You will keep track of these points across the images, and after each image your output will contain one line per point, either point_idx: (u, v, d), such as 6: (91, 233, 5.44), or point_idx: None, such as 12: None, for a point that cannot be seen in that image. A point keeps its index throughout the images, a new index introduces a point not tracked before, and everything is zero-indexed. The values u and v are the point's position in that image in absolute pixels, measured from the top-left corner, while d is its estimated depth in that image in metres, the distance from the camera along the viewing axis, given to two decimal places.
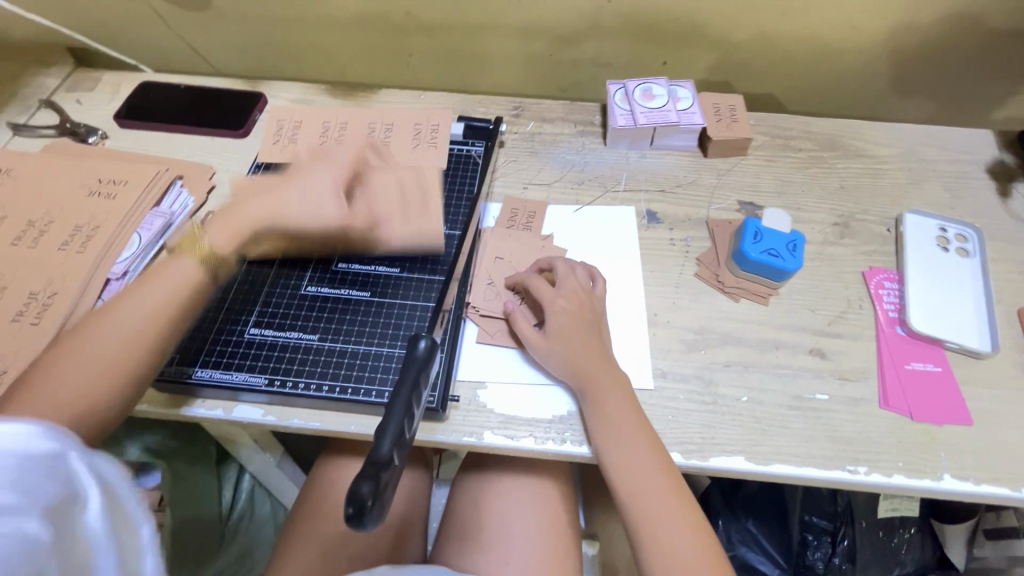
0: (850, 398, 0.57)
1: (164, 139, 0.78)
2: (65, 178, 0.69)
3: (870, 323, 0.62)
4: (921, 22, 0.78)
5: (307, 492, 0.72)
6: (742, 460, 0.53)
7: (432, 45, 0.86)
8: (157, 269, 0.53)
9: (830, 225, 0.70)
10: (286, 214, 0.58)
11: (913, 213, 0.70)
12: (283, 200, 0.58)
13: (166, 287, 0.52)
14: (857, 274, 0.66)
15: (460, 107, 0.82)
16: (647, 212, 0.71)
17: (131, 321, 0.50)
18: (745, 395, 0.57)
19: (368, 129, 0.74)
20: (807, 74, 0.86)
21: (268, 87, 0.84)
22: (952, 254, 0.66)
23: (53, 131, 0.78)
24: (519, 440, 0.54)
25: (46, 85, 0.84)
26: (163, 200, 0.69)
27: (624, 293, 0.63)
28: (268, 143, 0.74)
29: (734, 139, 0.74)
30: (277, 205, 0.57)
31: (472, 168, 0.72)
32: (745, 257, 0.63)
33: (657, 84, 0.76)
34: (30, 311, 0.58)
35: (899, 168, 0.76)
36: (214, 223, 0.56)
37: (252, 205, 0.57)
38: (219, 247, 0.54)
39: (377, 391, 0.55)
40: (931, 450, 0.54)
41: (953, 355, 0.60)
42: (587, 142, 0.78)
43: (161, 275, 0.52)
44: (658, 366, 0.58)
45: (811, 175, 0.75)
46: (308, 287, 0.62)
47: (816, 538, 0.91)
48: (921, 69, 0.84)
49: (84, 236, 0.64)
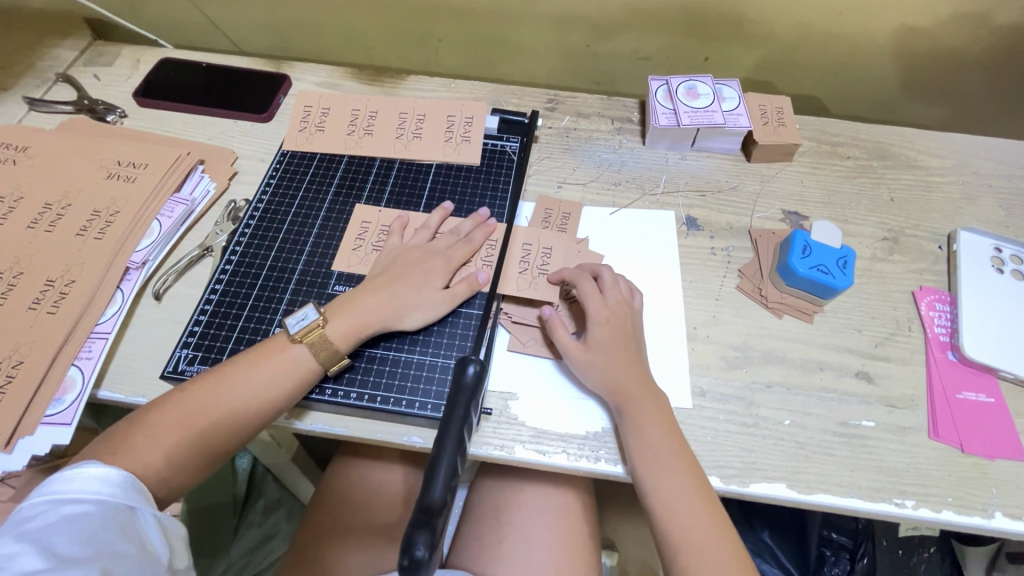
0: (897, 426, 0.54)
1: (184, 120, 0.75)
2: (83, 159, 0.66)
3: (920, 347, 0.59)
4: (986, 28, 0.73)
5: (325, 490, 0.70)
6: (784, 487, 0.51)
7: (464, 31, 0.82)
8: (268, 344, 0.53)
9: (879, 239, 0.67)
10: (407, 318, 0.55)
11: (967, 231, 0.66)
12: (401, 300, 0.55)
13: (270, 369, 0.51)
14: (907, 293, 0.63)
15: (492, 98, 0.78)
16: (687, 218, 0.68)
17: (235, 395, 0.50)
18: (787, 418, 0.54)
19: (398, 119, 0.71)
20: (857, 77, 0.82)
21: (292, 69, 0.80)
22: (1008, 277, 0.62)
23: (70, 107, 0.75)
24: (552, 457, 0.52)
25: (63, 58, 0.80)
26: (184, 186, 0.67)
27: (663, 304, 0.61)
28: (295, 129, 0.71)
29: (782, 144, 0.70)
30: (396, 308, 0.55)
31: (507, 165, 0.69)
32: (792, 272, 0.60)
33: (701, 82, 0.72)
34: (48, 299, 0.56)
35: (952, 182, 0.72)
36: (333, 313, 0.54)
37: (368, 305, 0.54)
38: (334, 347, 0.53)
39: (406, 400, 0.53)
40: (981, 485, 0.51)
41: (1007, 386, 0.57)
42: (625, 141, 0.74)
43: (275, 358, 0.51)
44: (697, 383, 0.56)
45: (860, 185, 0.71)
46: (336, 286, 0.60)
47: (834, 555, 0.87)
48: (979, 76, 0.80)
49: (103, 221, 0.61)
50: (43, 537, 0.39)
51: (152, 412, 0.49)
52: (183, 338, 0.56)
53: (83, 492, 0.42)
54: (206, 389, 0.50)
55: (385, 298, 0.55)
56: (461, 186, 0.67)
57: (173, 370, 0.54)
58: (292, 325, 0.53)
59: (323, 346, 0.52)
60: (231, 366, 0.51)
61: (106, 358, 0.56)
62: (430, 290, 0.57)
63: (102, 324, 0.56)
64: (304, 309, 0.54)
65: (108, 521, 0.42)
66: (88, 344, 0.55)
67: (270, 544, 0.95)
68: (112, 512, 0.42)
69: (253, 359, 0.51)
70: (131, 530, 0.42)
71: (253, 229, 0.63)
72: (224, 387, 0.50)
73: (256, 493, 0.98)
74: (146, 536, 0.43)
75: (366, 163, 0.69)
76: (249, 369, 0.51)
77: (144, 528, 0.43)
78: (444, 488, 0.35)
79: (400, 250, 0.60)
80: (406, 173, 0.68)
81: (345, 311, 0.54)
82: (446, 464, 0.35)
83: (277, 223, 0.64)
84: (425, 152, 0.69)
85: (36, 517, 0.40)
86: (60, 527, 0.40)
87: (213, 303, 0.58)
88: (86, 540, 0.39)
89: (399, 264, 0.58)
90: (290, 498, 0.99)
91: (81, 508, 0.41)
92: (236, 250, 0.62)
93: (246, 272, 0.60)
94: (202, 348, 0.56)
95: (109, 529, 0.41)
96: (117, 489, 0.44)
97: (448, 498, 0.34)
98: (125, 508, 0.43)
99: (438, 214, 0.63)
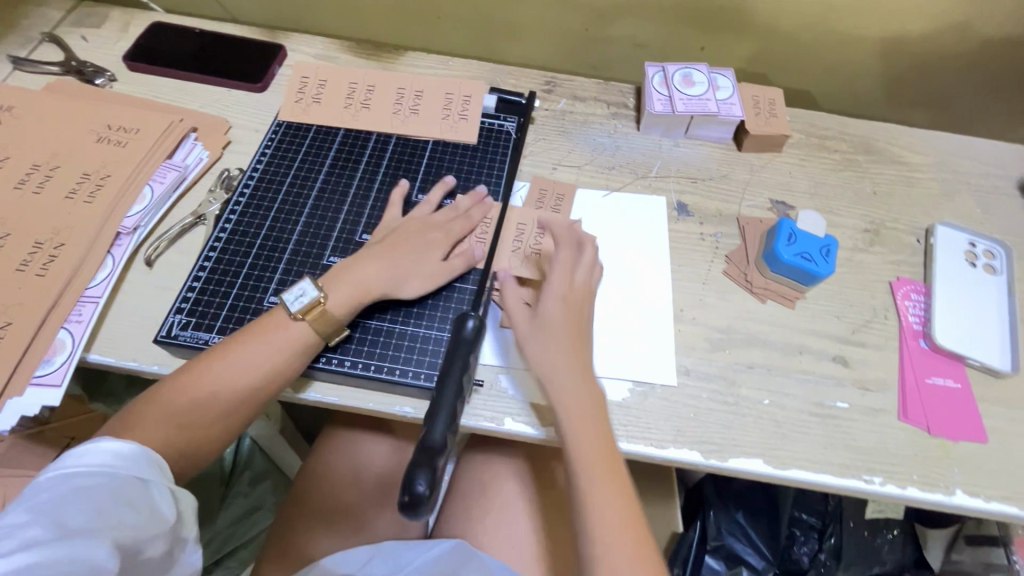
0: (870, 408, 0.57)
1: (176, 86, 0.74)
2: (71, 121, 0.65)
3: (895, 335, 0.61)
4: (968, 33, 0.76)
5: (313, 462, 0.71)
6: (761, 462, 0.53)
7: (463, 9, 0.82)
8: (267, 318, 0.53)
9: (860, 231, 0.69)
10: (411, 295, 0.56)
11: (944, 225, 0.68)
12: (401, 274, 0.56)
13: (281, 346, 0.51)
14: (884, 283, 0.65)
15: (490, 78, 0.78)
16: (678, 203, 0.69)
17: (240, 370, 0.50)
18: (767, 398, 0.57)
19: (396, 94, 0.71)
20: (848, 74, 0.83)
21: (288, 40, 0.79)
22: (979, 271, 0.65)
23: (57, 68, 0.73)
24: (543, 429, 0.53)
25: (50, 18, 0.78)
26: (177, 152, 0.66)
27: (650, 285, 0.62)
28: (292, 99, 0.70)
29: (773, 135, 0.71)
30: (397, 280, 0.56)
31: (504, 144, 0.70)
32: (778, 258, 0.62)
33: (697, 70, 0.73)
34: (37, 261, 0.56)
35: (932, 178, 0.74)
36: (332, 285, 0.54)
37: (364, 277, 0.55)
38: (333, 317, 0.53)
39: (400, 369, 0.54)
40: (945, 465, 0.54)
41: (973, 373, 0.60)
42: (620, 126, 0.75)
43: (283, 332, 0.52)
44: (682, 362, 0.58)
45: (845, 178, 0.73)
46: (331, 257, 0.60)
47: (803, 534, 0.92)
48: (962, 79, 0.82)
49: (93, 184, 0.61)
50: (53, 508, 0.39)
51: (158, 387, 0.49)
52: (176, 305, 0.56)
53: (94, 465, 0.42)
54: (204, 364, 0.50)
55: (384, 272, 0.56)
56: (456, 162, 0.68)
57: (166, 336, 0.54)
58: (291, 302, 0.53)
59: (326, 320, 0.53)
60: (235, 338, 0.51)
61: (97, 322, 0.56)
62: (429, 264, 0.57)
63: (92, 288, 0.56)
64: (301, 283, 0.54)
65: (120, 492, 0.41)
66: (77, 308, 0.55)
67: (256, 516, 0.97)
68: (123, 483, 0.42)
69: (257, 332, 0.51)
70: (141, 502, 0.42)
71: (247, 199, 0.63)
72: (228, 359, 0.50)
73: (243, 466, 0.99)
74: (156, 507, 0.43)
75: (362, 137, 0.69)
76: (258, 341, 0.51)
77: (154, 499, 0.43)
78: (442, 431, 0.44)
79: (397, 223, 0.61)
80: (403, 148, 0.68)
81: (344, 283, 0.54)
82: (446, 411, 0.46)
83: (272, 193, 0.64)
84: (423, 129, 0.69)
85: (46, 488, 0.40)
86: (70, 497, 0.40)
87: (207, 269, 0.58)
88: (96, 515, 0.39)
89: (398, 237, 0.59)
90: (276, 472, 1.01)
91: (90, 480, 0.41)
92: (231, 218, 0.62)
93: (241, 240, 0.60)
94: (195, 315, 0.56)
95: (120, 501, 0.41)
96: (135, 462, 0.44)
97: (444, 438, 0.44)
98: (137, 480, 0.43)
99: (397, 190, 0.63)
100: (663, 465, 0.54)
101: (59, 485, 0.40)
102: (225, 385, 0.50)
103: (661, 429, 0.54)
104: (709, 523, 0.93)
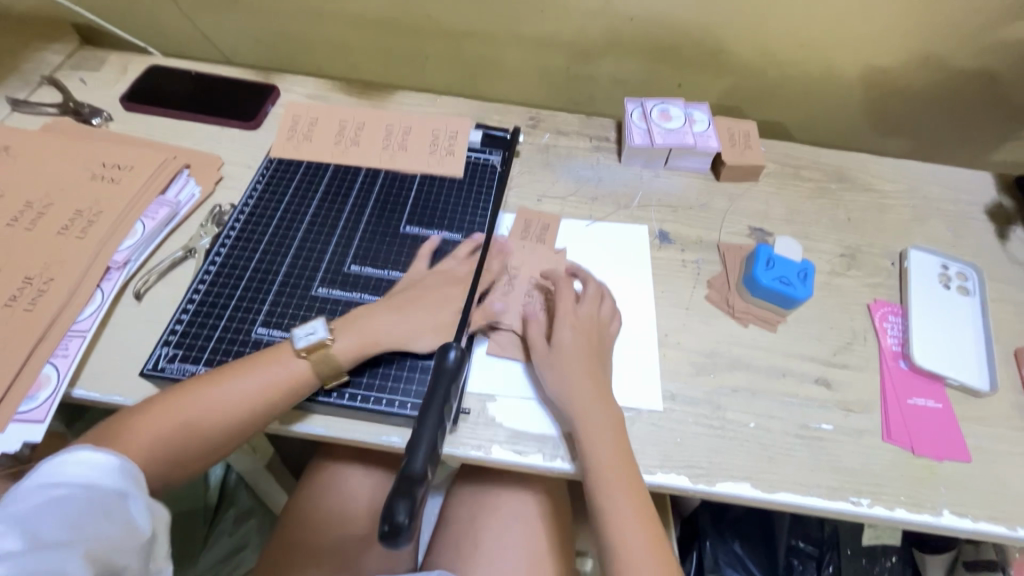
0: (854, 429, 0.57)
1: (171, 126, 0.76)
2: (66, 160, 0.67)
3: (874, 356, 0.63)
4: (928, 66, 0.80)
5: (300, 497, 0.70)
6: (749, 487, 0.53)
7: (450, 50, 0.85)
8: (262, 354, 0.53)
9: (837, 255, 0.71)
10: (418, 341, 0.56)
11: (917, 250, 0.71)
12: (414, 324, 0.56)
13: (270, 382, 0.51)
14: (862, 306, 0.67)
15: (477, 115, 0.81)
16: (660, 231, 0.71)
17: (230, 403, 0.50)
18: (752, 421, 0.57)
19: (385, 131, 0.74)
20: (818, 108, 0.87)
21: (281, 81, 0.83)
22: (953, 293, 0.67)
23: (55, 109, 0.75)
24: (530, 457, 0.53)
25: (49, 61, 0.81)
26: (169, 188, 0.67)
27: (634, 310, 0.64)
28: (283, 137, 0.73)
29: (748, 165, 0.74)
30: (410, 331, 0.56)
31: (489, 177, 0.72)
32: (757, 283, 0.63)
33: (673, 105, 0.76)
34: (25, 296, 0.56)
35: (903, 205, 0.77)
36: (340, 329, 0.55)
37: (377, 324, 0.56)
38: (339, 359, 0.53)
39: (387, 399, 0.54)
40: (931, 485, 0.55)
41: (953, 392, 0.61)
42: (602, 158, 0.78)
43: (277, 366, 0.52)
44: (667, 388, 0.59)
45: (820, 205, 0.76)
46: (319, 288, 0.61)
47: (802, 564, 0.90)
48: (927, 111, 0.86)
49: (85, 221, 0.62)
50: (31, 519, 0.39)
51: (144, 414, 0.49)
52: (163, 337, 0.56)
53: (76, 478, 0.42)
54: (196, 393, 0.50)
55: (399, 322, 0.56)
56: (443, 195, 0.70)
57: (152, 368, 0.55)
58: (299, 338, 0.54)
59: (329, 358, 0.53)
60: (228, 372, 0.52)
61: (83, 356, 0.56)
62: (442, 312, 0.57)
63: (80, 322, 0.56)
64: (314, 322, 0.54)
65: (96, 504, 0.41)
66: (64, 342, 0.55)
67: (239, 555, 0.94)
68: (100, 496, 0.41)
69: (252, 366, 0.52)
70: (120, 515, 0.41)
71: (237, 232, 0.64)
72: (218, 392, 0.50)
73: (228, 503, 0.98)
74: (134, 521, 0.42)
75: (352, 171, 0.71)
76: (251, 373, 0.52)
77: (132, 513, 0.42)
78: (423, 460, 0.42)
79: (423, 274, 0.61)
80: (391, 182, 0.70)
81: (354, 329, 0.55)
82: (426, 443, 0.43)
83: (262, 226, 0.65)
84: (411, 164, 0.72)
85: (21, 501, 0.40)
86: (46, 510, 0.39)
87: (195, 302, 0.59)
88: (74, 526, 0.39)
89: (419, 286, 0.59)
90: (261, 508, 0.99)
91: (67, 492, 0.41)
92: (221, 251, 0.63)
93: (230, 272, 0.61)
94: (183, 347, 0.56)
95: (97, 512, 0.40)
96: (113, 476, 0.43)
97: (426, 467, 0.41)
98: (116, 494, 0.42)
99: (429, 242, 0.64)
100: (653, 491, 0.54)
101: (38, 496, 0.40)
102: (219, 414, 0.50)
103: (648, 454, 0.54)
104: (705, 554, 0.91)
